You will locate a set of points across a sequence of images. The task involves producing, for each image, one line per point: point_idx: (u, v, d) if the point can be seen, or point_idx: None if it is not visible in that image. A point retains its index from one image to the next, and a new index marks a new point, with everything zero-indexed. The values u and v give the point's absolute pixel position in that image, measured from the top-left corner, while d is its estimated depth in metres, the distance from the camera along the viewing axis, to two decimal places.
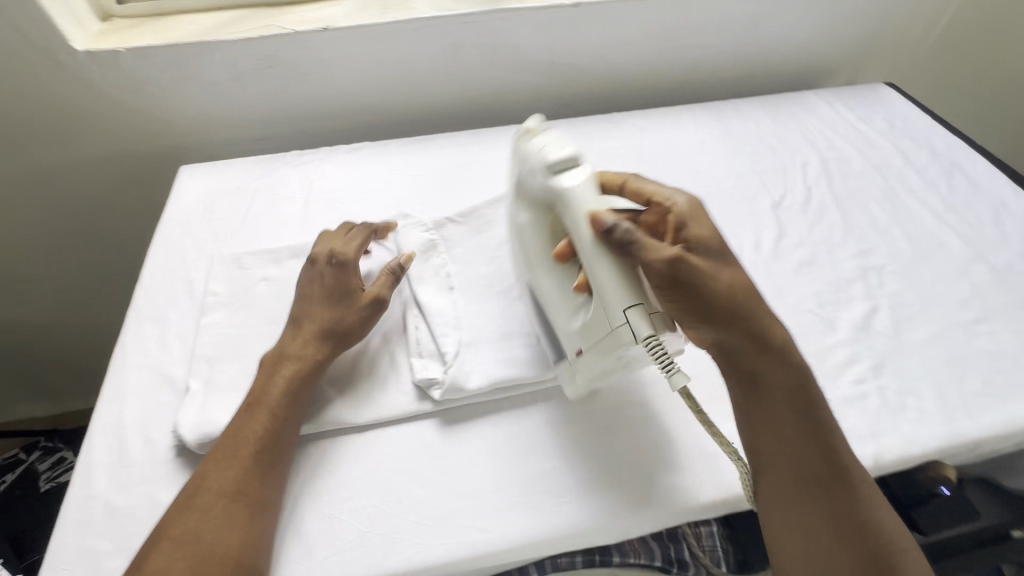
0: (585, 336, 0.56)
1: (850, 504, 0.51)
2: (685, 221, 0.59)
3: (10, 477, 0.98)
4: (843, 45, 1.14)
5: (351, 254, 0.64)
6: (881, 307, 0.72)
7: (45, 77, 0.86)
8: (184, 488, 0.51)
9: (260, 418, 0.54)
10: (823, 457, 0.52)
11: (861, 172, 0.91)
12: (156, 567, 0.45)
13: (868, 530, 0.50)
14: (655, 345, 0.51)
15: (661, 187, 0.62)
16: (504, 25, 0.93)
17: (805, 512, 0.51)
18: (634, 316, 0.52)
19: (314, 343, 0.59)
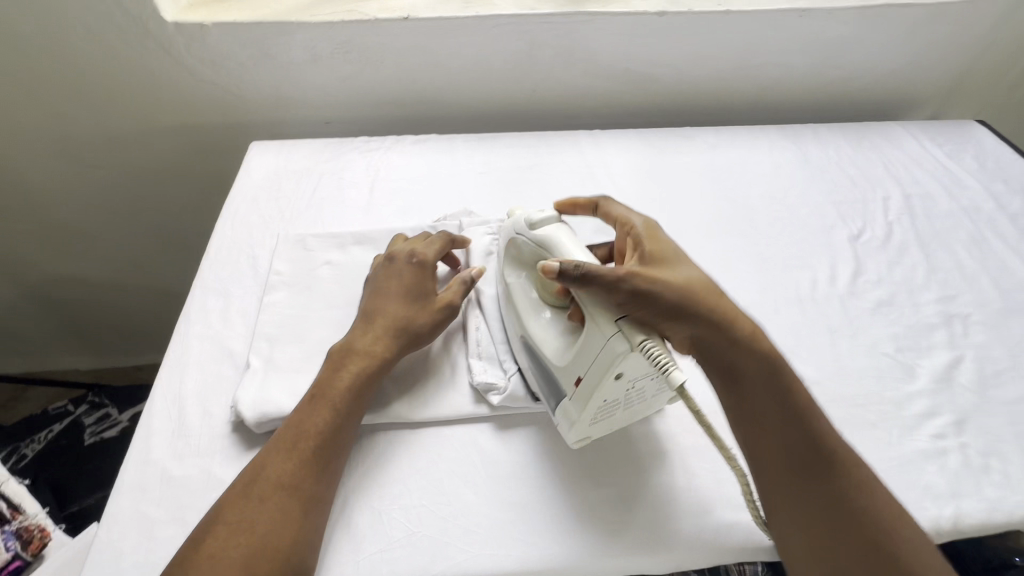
0: (581, 360, 0.51)
1: (860, 516, 0.47)
2: (645, 238, 0.58)
3: (57, 427, 0.97)
4: (933, 76, 1.08)
5: (431, 256, 0.65)
6: (964, 358, 0.68)
7: (133, 44, 0.88)
8: (242, 472, 0.51)
9: (324, 410, 0.54)
10: (820, 467, 0.49)
11: (947, 213, 0.86)
12: (210, 552, 0.45)
13: (886, 546, 0.45)
14: (651, 348, 0.47)
15: (623, 209, 0.63)
16: (585, 28, 0.91)
17: (810, 532, 0.47)
18: (626, 323, 0.49)
19: (384, 340, 0.59)
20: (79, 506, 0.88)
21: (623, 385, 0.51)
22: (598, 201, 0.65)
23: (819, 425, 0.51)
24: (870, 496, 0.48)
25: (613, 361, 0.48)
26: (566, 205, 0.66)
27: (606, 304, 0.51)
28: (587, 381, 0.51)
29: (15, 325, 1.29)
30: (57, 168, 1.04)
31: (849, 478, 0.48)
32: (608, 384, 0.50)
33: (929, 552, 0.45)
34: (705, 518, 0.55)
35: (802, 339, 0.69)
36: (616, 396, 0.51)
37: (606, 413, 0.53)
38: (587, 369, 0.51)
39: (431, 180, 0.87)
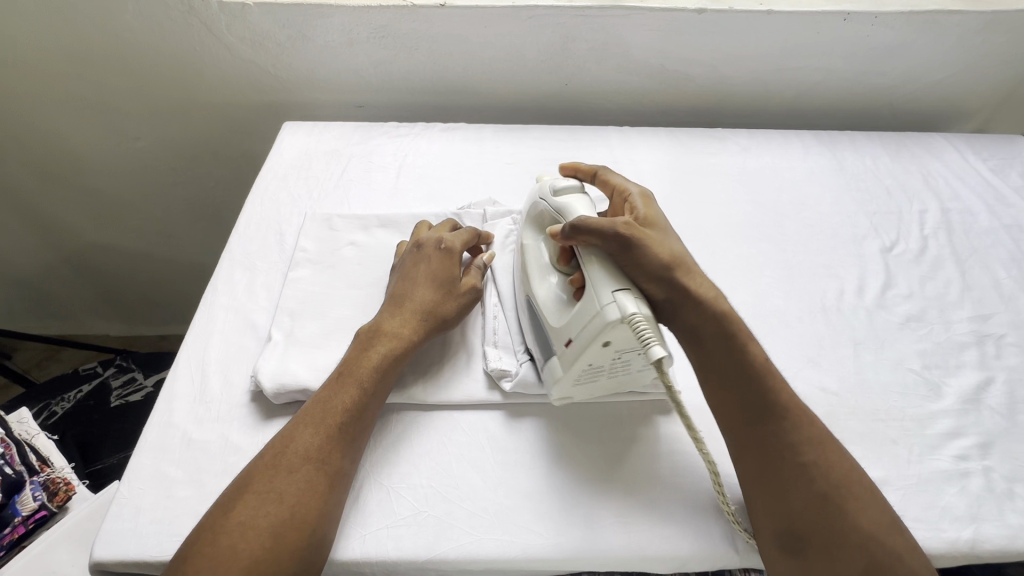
0: (572, 324, 0.54)
1: (814, 471, 0.50)
2: (641, 204, 0.62)
3: (86, 388, 1.01)
4: (982, 88, 1.04)
5: (459, 246, 0.66)
6: (995, 380, 0.66)
7: (178, 20, 0.91)
8: (270, 443, 0.52)
9: (349, 388, 0.55)
10: (777, 425, 0.53)
11: (987, 230, 0.83)
12: (240, 519, 0.46)
13: (835, 498, 0.49)
14: (640, 324, 0.49)
15: (619, 179, 0.66)
16: (622, 23, 0.90)
17: (766, 485, 0.51)
18: (622, 297, 0.51)
19: (412, 324, 0.60)
20: (102, 464, 0.92)
21: (609, 353, 0.53)
22: (599, 170, 0.67)
23: (781, 388, 0.55)
24: (824, 454, 0.51)
25: (602, 329, 0.50)
26: (568, 169, 0.69)
27: (607, 276, 0.53)
28: (575, 343, 0.53)
29: (51, 287, 1.34)
30: (99, 138, 1.07)
31: (807, 439, 0.52)
32: (595, 349, 0.52)
33: (876, 510, 0.49)
34: (711, 521, 0.54)
35: (825, 349, 0.68)
36: (601, 363, 0.54)
37: (589, 377, 0.56)
38: (577, 332, 0.53)
39: (458, 168, 0.88)
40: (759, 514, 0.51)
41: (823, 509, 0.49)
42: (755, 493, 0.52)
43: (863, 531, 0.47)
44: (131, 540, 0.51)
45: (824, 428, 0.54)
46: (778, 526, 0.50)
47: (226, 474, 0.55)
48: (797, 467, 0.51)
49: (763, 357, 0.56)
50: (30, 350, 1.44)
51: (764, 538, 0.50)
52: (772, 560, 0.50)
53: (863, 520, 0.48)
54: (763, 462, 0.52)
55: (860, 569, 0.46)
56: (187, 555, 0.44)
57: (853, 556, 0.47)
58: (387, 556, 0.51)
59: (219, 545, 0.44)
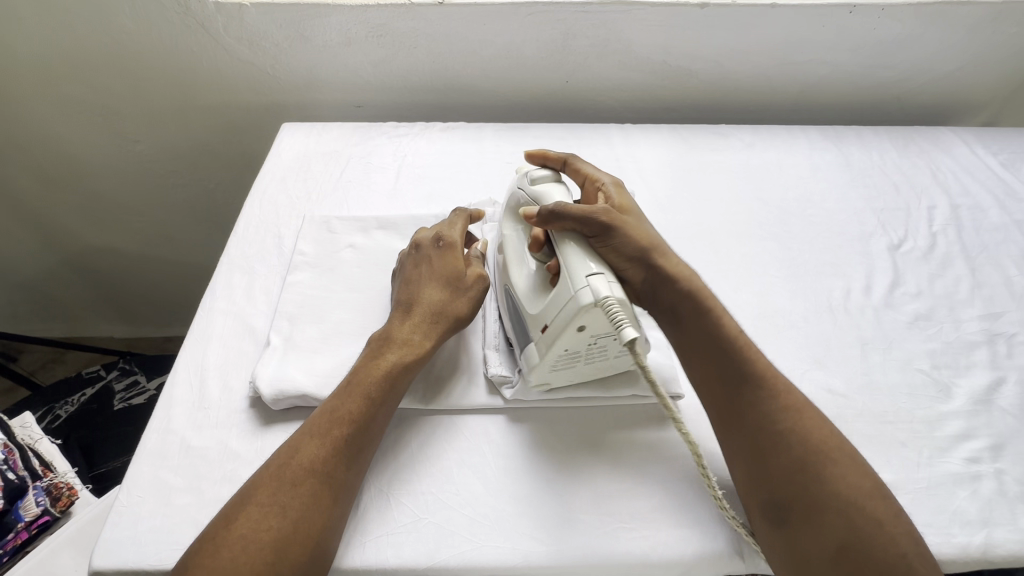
0: (546, 309, 0.53)
1: (791, 437, 0.50)
2: (614, 192, 0.62)
3: (89, 391, 1.01)
4: (992, 81, 1.02)
5: (459, 241, 0.65)
6: (1006, 380, 0.65)
7: (174, 21, 0.90)
8: (275, 453, 0.51)
9: (358, 398, 0.54)
10: (755, 394, 0.52)
11: (998, 226, 0.81)
12: (243, 531, 0.45)
13: (813, 464, 0.48)
14: (615, 309, 0.48)
15: (591, 168, 0.66)
16: (623, 18, 0.88)
17: (750, 455, 0.50)
18: (596, 280, 0.50)
19: (424, 329, 0.59)
20: (106, 468, 0.92)
21: (585, 339, 0.53)
22: (568, 159, 0.66)
23: (757, 357, 0.54)
24: (801, 421, 0.50)
25: (574, 314, 0.50)
26: (536, 158, 0.67)
27: (584, 261, 0.52)
28: (550, 329, 0.53)
29: (55, 290, 1.35)
30: (98, 140, 1.07)
31: (784, 407, 0.51)
32: (569, 334, 0.51)
33: (857, 475, 0.48)
34: (715, 527, 0.53)
35: (832, 350, 0.66)
36: (577, 347, 0.53)
37: (567, 363, 0.55)
38: (552, 318, 0.52)
39: (458, 168, 0.87)
40: (744, 483, 0.51)
41: (801, 475, 0.48)
42: (737, 462, 0.51)
43: (840, 495, 0.47)
44: (130, 549, 0.51)
45: (806, 398, 0.53)
46: (761, 493, 0.49)
47: (225, 481, 0.55)
48: (773, 435, 0.50)
49: (739, 331, 0.55)
50: (35, 353, 1.45)
51: (752, 509, 0.50)
52: (762, 532, 0.49)
53: (841, 485, 0.47)
54: (741, 432, 0.51)
55: (841, 536, 0.45)
56: (188, 567, 0.44)
57: (834, 522, 0.46)
58: (387, 564, 0.50)
59: (222, 558, 0.44)
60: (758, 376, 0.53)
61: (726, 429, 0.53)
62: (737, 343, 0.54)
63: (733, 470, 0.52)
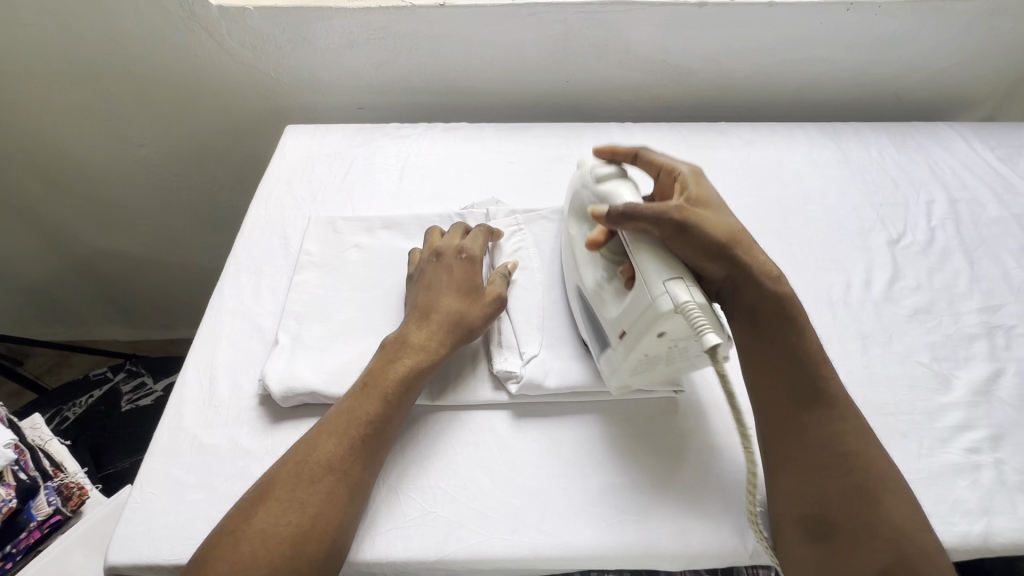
0: (624, 314, 0.54)
1: (853, 463, 0.50)
2: (693, 182, 0.61)
3: (97, 393, 1.02)
4: (988, 77, 1.03)
5: (479, 253, 0.67)
6: (1006, 372, 0.65)
7: (178, 25, 0.91)
8: (292, 449, 0.52)
9: (373, 400, 0.55)
10: (823, 413, 0.52)
11: (995, 220, 0.82)
12: (262, 526, 0.46)
13: (871, 493, 0.49)
14: (695, 314, 0.48)
15: (665, 158, 0.64)
16: (621, 19, 0.90)
17: (806, 477, 0.50)
18: (675, 286, 0.50)
19: (438, 336, 0.60)
20: (115, 468, 0.93)
21: (664, 344, 0.52)
22: (640, 150, 0.64)
23: (829, 375, 0.54)
24: (864, 449, 0.51)
25: (654, 319, 0.50)
26: (605, 152, 0.65)
27: (662, 264, 0.52)
28: (629, 334, 0.53)
29: (61, 295, 1.36)
30: (104, 144, 1.08)
31: (851, 430, 0.51)
32: (650, 339, 0.51)
33: (908, 506, 0.49)
34: (719, 518, 0.54)
35: (833, 344, 0.67)
36: (657, 353, 0.53)
37: (647, 366, 0.55)
38: (630, 323, 0.53)
39: (460, 168, 0.88)
40: (785, 497, 0.51)
41: (858, 500, 0.48)
42: (788, 476, 0.51)
43: (896, 526, 0.47)
44: (144, 544, 0.52)
45: (868, 426, 0.53)
46: (807, 515, 0.49)
47: (237, 477, 0.56)
48: (837, 456, 0.50)
49: (816, 343, 0.55)
50: (41, 356, 1.46)
51: (787, 526, 0.50)
52: (793, 545, 0.50)
53: (895, 515, 0.48)
54: (803, 447, 0.51)
55: (890, 563, 0.46)
56: (207, 560, 0.45)
57: (882, 549, 0.47)
58: (396, 557, 0.51)
59: (241, 552, 0.45)
60: (829, 395, 0.53)
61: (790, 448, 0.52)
62: (810, 351, 0.54)
63: (774, 484, 0.52)
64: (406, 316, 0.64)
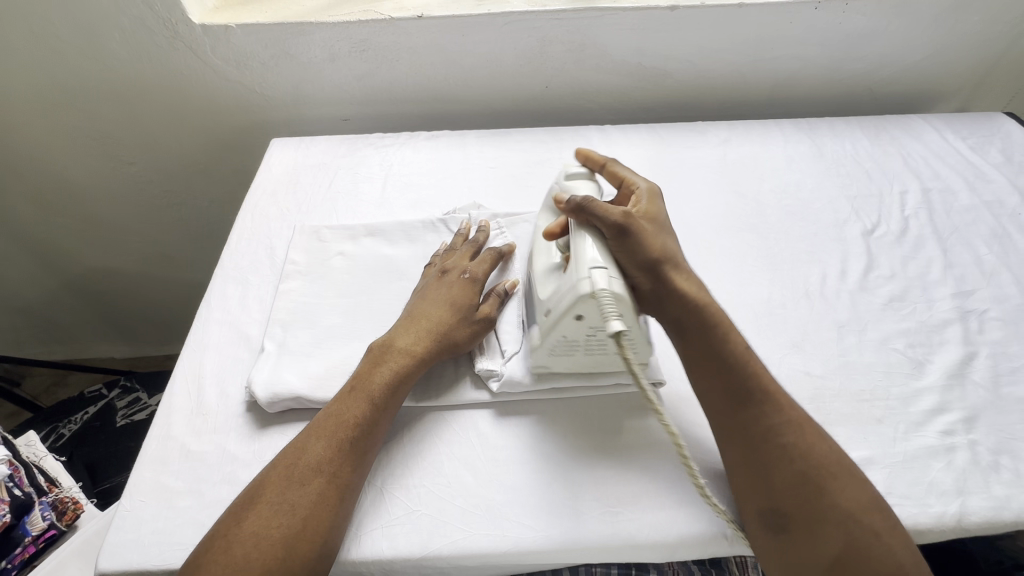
0: (553, 296, 0.57)
1: (794, 452, 0.51)
2: (646, 197, 0.63)
3: (91, 409, 1.03)
4: (958, 69, 1.05)
5: (482, 274, 0.67)
6: (978, 355, 0.67)
7: (162, 45, 0.93)
8: (281, 454, 0.53)
9: (361, 403, 0.56)
10: (761, 409, 0.54)
11: (968, 208, 0.84)
12: (254, 530, 0.47)
13: (817, 478, 0.50)
14: (609, 304, 0.52)
15: (626, 172, 0.67)
16: (595, 24, 0.91)
17: (754, 467, 0.52)
18: (598, 273, 0.54)
19: (423, 345, 0.61)
20: (110, 483, 0.94)
21: (584, 329, 0.56)
22: (607, 161, 0.68)
23: (762, 373, 0.56)
24: (802, 437, 0.52)
25: (573, 302, 0.54)
26: (580, 155, 0.70)
27: (595, 253, 0.56)
28: (551, 314, 0.56)
29: (56, 314, 1.37)
30: (91, 164, 1.10)
31: (787, 422, 0.53)
32: (570, 322, 0.55)
33: (855, 488, 0.50)
34: (699, 507, 0.55)
35: (809, 334, 0.68)
36: (576, 337, 0.57)
37: (565, 349, 0.58)
38: (554, 304, 0.56)
39: (444, 174, 0.89)
40: (742, 490, 0.52)
41: (804, 488, 0.50)
42: (738, 469, 0.53)
43: (842, 510, 0.48)
44: (134, 551, 0.53)
45: (806, 413, 0.54)
46: (761, 504, 0.51)
47: (224, 482, 0.57)
48: (777, 448, 0.52)
49: (744, 346, 0.57)
50: (38, 376, 1.47)
51: (748, 519, 0.52)
52: (757, 537, 0.51)
53: (840, 499, 0.49)
54: (746, 442, 0.53)
55: (837, 547, 0.47)
56: (200, 563, 0.46)
57: (832, 533, 0.48)
58: (382, 555, 0.52)
59: (234, 555, 0.46)
60: (764, 392, 0.54)
61: (740, 451, 0.53)
62: (739, 355, 0.56)
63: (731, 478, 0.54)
64: (393, 325, 0.65)
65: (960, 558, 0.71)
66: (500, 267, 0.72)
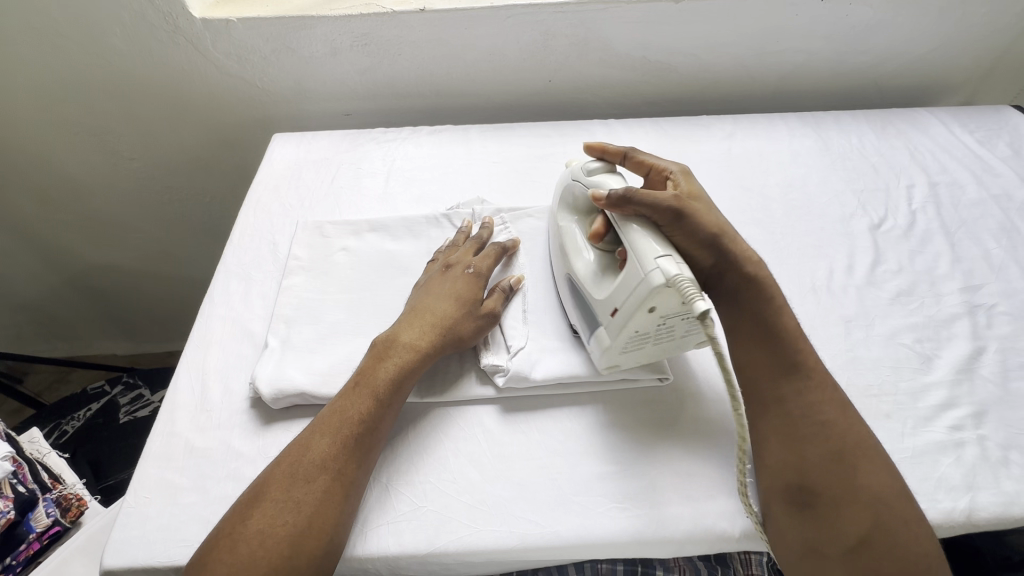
0: (617, 293, 0.55)
1: (831, 429, 0.52)
2: (682, 180, 0.63)
3: (94, 406, 1.03)
4: (964, 62, 1.04)
5: (486, 269, 0.67)
6: (987, 350, 0.66)
7: (164, 41, 0.92)
8: (286, 451, 0.53)
9: (365, 398, 0.56)
10: (802, 384, 0.54)
11: (975, 201, 0.83)
12: (259, 528, 0.47)
13: (850, 457, 0.50)
14: (690, 288, 0.50)
15: (654, 159, 0.67)
16: (600, 17, 0.91)
17: (789, 440, 0.52)
18: (665, 261, 0.52)
19: (429, 338, 0.60)
20: (114, 479, 0.93)
21: (655, 319, 0.54)
22: (628, 151, 0.67)
23: (807, 351, 0.56)
24: (842, 418, 0.52)
25: (647, 294, 0.51)
26: (594, 150, 0.68)
27: (653, 243, 0.54)
28: (621, 311, 0.54)
29: (58, 311, 1.37)
30: (94, 160, 1.09)
31: (828, 399, 0.53)
32: (641, 316, 0.53)
33: (885, 474, 0.50)
34: (707, 502, 0.55)
35: (816, 329, 0.68)
36: (647, 328, 0.55)
37: (637, 343, 0.56)
38: (622, 301, 0.54)
39: (446, 169, 0.89)
40: (769, 465, 0.52)
41: (838, 465, 0.50)
42: (771, 444, 0.53)
43: (872, 491, 0.49)
44: (138, 547, 0.52)
45: (843, 396, 0.55)
46: (789, 480, 0.50)
47: (229, 479, 0.57)
48: (816, 424, 0.52)
49: (795, 322, 0.57)
50: (41, 373, 1.47)
51: (770, 497, 0.51)
52: (777, 513, 0.51)
53: (869, 481, 0.49)
54: (784, 417, 0.53)
55: (865, 528, 0.47)
56: (205, 561, 0.46)
57: (860, 515, 0.48)
58: (387, 551, 0.52)
59: (239, 554, 0.46)
60: (809, 368, 0.55)
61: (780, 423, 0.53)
62: (791, 331, 0.56)
63: (759, 454, 0.53)
64: (398, 318, 0.65)
65: (967, 553, 0.71)
66: (504, 263, 0.72)
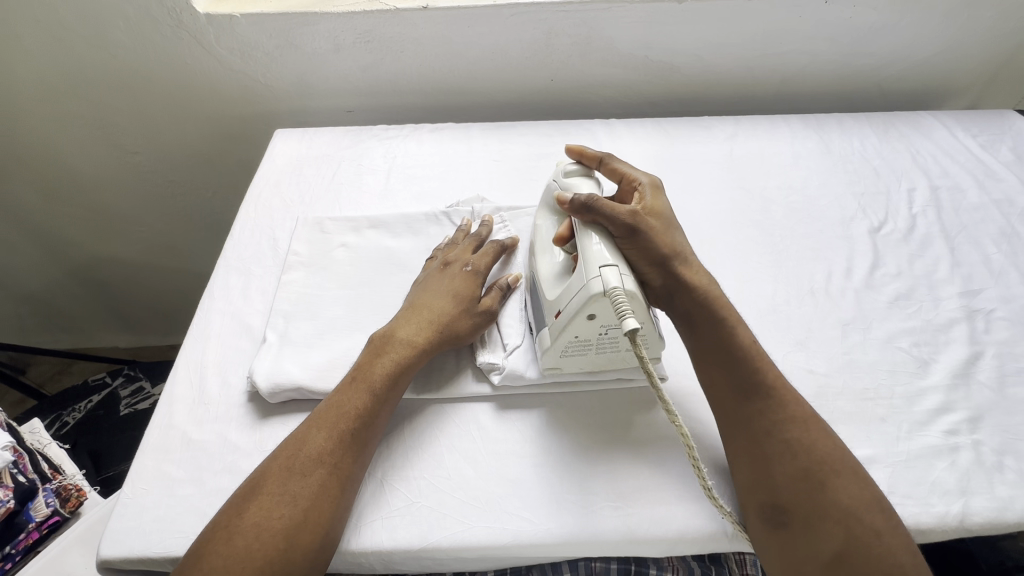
0: (561, 295, 0.57)
1: (797, 449, 0.51)
2: (650, 193, 0.64)
3: (95, 398, 1.04)
4: (969, 66, 1.04)
5: (485, 266, 0.67)
6: (984, 355, 0.66)
7: (167, 35, 0.93)
8: (281, 445, 0.53)
9: (361, 393, 0.56)
10: (764, 404, 0.54)
11: (976, 206, 0.83)
12: (254, 520, 0.47)
13: (819, 473, 0.50)
14: (620, 299, 0.51)
15: (628, 168, 0.67)
16: (602, 16, 0.90)
17: (756, 461, 0.52)
18: (608, 271, 0.53)
19: (425, 334, 0.60)
20: (113, 471, 0.94)
21: (596, 328, 0.56)
22: (604, 157, 0.67)
23: (768, 368, 0.55)
24: (807, 433, 0.52)
25: (584, 301, 0.53)
26: (573, 152, 0.69)
27: (603, 253, 0.55)
28: (563, 315, 0.56)
29: (61, 302, 1.38)
30: (98, 153, 1.10)
31: (791, 418, 0.53)
32: (580, 322, 0.55)
33: (857, 486, 0.50)
34: (699, 502, 0.55)
35: (814, 332, 0.68)
36: (587, 336, 0.56)
37: (577, 348, 0.58)
38: (565, 305, 0.56)
39: (447, 168, 0.89)
40: (743, 484, 0.52)
41: (807, 484, 0.50)
42: (741, 465, 0.53)
43: (844, 507, 0.48)
44: (135, 538, 0.53)
45: (811, 411, 0.54)
46: (763, 499, 0.51)
47: (225, 472, 0.57)
48: (780, 444, 0.52)
49: (752, 341, 0.57)
50: (44, 364, 1.47)
51: (751, 512, 0.52)
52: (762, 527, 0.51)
53: (842, 496, 0.49)
54: (749, 438, 0.53)
55: (839, 544, 0.47)
56: (201, 554, 0.46)
57: (832, 532, 0.48)
58: (381, 545, 0.52)
59: (235, 546, 0.46)
60: (770, 388, 0.54)
61: (744, 446, 0.53)
62: (750, 351, 0.56)
63: (735, 474, 0.53)
64: (395, 316, 0.65)
65: (962, 558, 0.71)
66: (504, 262, 0.72)
